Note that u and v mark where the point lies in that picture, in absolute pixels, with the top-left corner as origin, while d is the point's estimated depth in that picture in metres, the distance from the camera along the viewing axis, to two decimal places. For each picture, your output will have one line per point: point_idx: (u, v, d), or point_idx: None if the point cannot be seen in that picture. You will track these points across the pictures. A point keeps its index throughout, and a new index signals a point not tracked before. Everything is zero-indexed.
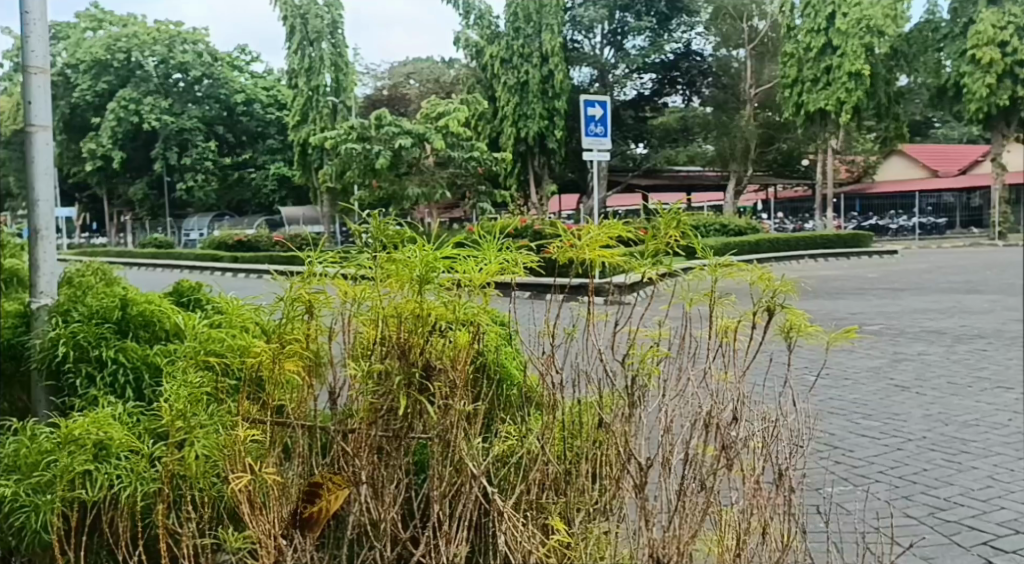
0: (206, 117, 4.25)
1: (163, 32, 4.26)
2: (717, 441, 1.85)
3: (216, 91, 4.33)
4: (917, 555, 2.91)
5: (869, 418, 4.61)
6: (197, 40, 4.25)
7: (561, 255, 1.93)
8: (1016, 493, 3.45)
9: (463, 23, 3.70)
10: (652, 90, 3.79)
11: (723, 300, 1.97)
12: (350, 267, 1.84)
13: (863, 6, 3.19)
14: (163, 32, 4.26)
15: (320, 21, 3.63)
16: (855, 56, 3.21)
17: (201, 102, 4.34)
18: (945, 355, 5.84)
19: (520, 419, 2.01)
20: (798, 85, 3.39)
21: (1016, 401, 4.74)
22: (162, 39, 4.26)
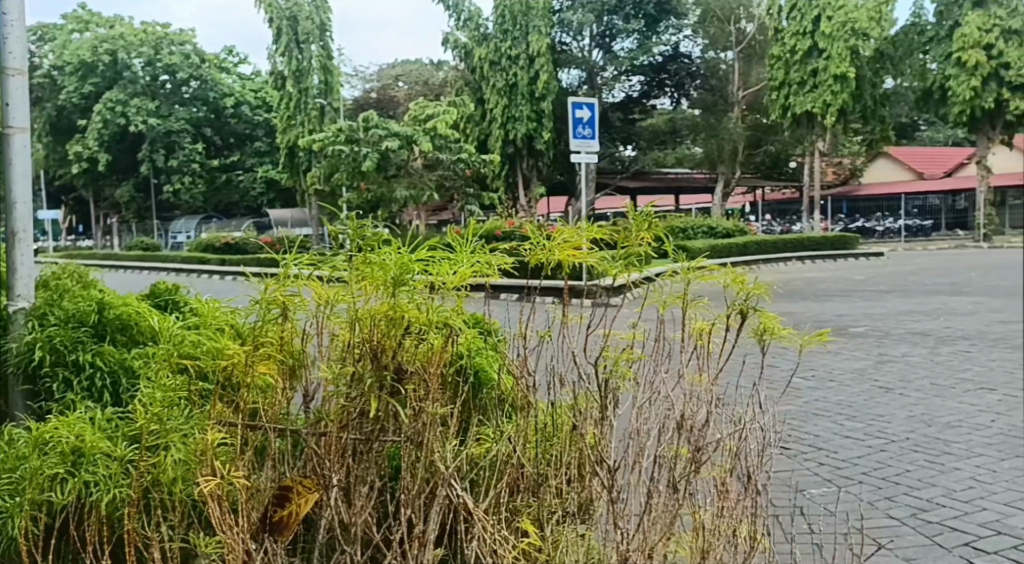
0: (192, 118, 4.78)
1: (149, 33, 4.68)
2: (691, 443, 1.84)
3: (203, 92, 4.85)
4: (899, 555, 2.92)
5: (853, 419, 4.63)
6: (185, 40, 4.75)
7: (534, 257, 1.93)
8: (998, 493, 3.47)
9: (455, 25, 4.69)
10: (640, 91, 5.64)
11: (697, 302, 1.98)
12: (324, 269, 1.84)
13: (850, 13, 6.30)
14: (149, 33, 4.68)
15: (311, 22, 3.99)
16: (838, 60, 6.60)
17: (188, 102, 4.83)
18: (929, 356, 5.89)
19: (495, 421, 2.02)
20: (794, 86, 6.84)
21: (999, 402, 4.78)
22: (148, 40, 4.69)
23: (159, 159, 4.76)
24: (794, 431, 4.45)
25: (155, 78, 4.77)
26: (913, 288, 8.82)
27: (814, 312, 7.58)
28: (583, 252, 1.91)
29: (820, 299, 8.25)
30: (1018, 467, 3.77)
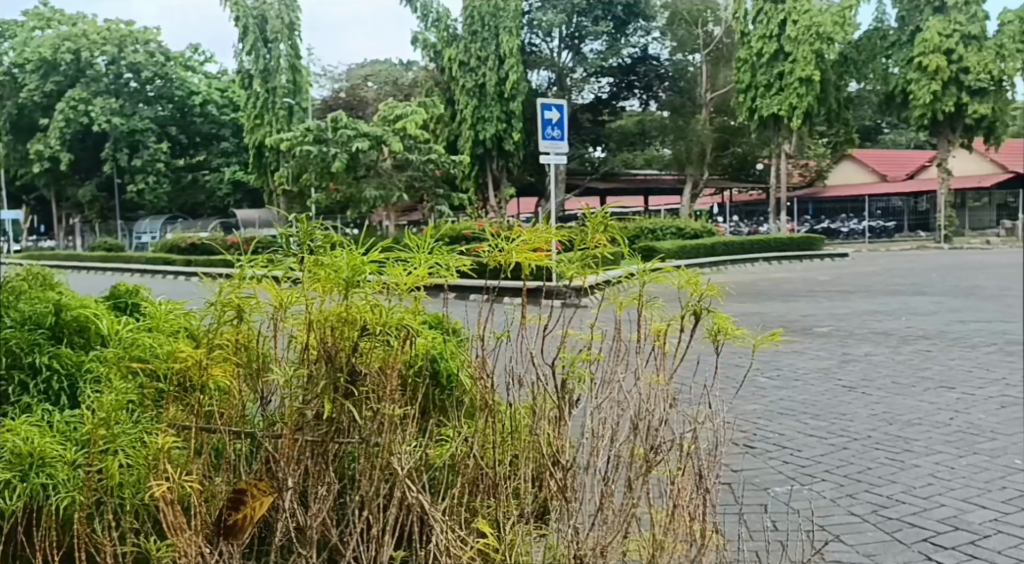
0: (157, 116, 4.92)
1: (113, 32, 4.67)
2: (647, 443, 1.86)
3: (170, 91, 5.08)
4: (861, 551, 2.98)
5: (816, 418, 4.70)
6: (149, 41, 4.85)
7: (492, 259, 1.92)
8: (956, 489, 3.54)
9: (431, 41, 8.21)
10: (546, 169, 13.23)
11: (652, 303, 2.01)
12: (279, 270, 1.83)
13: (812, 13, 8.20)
14: (113, 32, 4.67)
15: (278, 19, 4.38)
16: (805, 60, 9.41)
17: (155, 99, 5.02)
18: (891, 355, 5.99)
19: (455, 422, 2.03)
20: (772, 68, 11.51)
21: (958, 400, 4.88)
22: (113, 38, 4.67)
23: (124, 158, 5.01)
24: (759, 431, 4.50)
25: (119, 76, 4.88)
26: (877, 288, 8.98)
27: (781, 312, 7.71)
28: (537, 253, 1.92)
29: (787, 300, 8.39)
30: (975, 464, 3.84)
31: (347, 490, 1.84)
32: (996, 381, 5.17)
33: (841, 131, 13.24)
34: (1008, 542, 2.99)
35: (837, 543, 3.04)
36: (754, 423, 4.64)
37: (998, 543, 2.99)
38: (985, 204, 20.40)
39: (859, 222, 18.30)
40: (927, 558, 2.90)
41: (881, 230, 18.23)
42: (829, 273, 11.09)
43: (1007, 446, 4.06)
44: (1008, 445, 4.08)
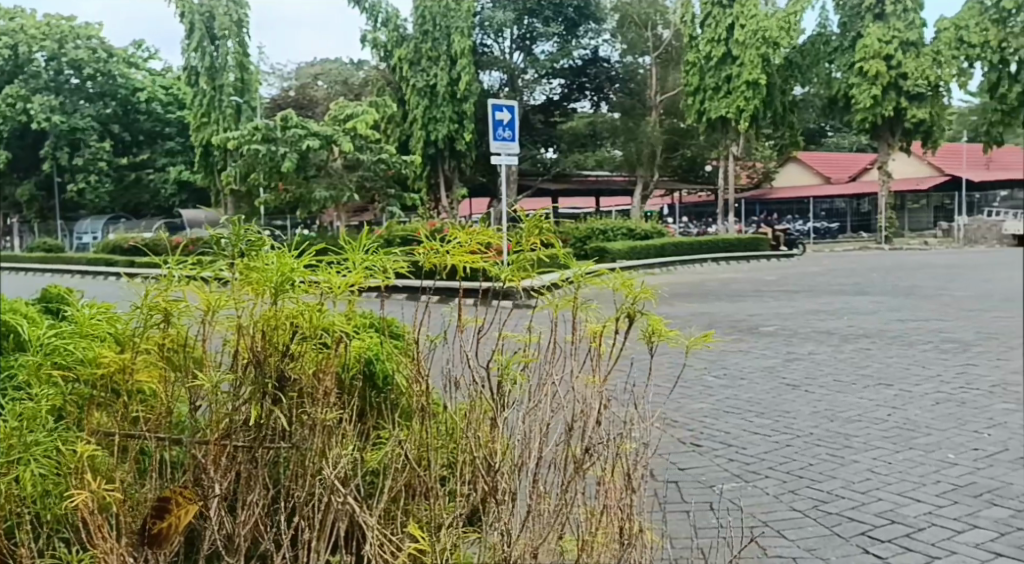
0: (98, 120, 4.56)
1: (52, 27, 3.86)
2: (583, 444, 1.88)
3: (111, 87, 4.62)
4: (802, 546, 3.05)
5: (761, 416, 4.78)
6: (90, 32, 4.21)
7: (428, 261, 1.94)
8: (892, 484, 3.64)
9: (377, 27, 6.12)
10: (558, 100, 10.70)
11: (587, 306, 2.03)
12: (208, 273, 1.79)
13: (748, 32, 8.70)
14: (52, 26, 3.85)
15: None
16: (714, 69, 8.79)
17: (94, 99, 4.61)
18: (833, 353, 6.12)
19: (390, 423, 2.03)
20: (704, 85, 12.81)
21: (895, 396, 5.01)
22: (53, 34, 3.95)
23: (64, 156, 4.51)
24: (705, 429, 4.56)
25: (58, 72, 4.30)
26: (820, 288, 9.18)
27: (728, 312, 7.84)
28: (473, 257, 1.94)
29: (735, 300, 8.54)
30: (911, 458, 3.95)
31: (279, 494, 1.82)
32: (932, 378, 5.32)
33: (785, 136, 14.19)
34: (941, 535, 3.08)
35: (778, 538, 3.10)
36: (701, 422, 4.71)
37: (932, 536, 3.08)
38: (923, 206, 21.25)
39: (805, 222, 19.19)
40: (865, 552, 2.97)
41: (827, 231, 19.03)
42: (773, 273, 11.40)
43: (941, 441, 4.18)
44: (943, 440, 4.20)
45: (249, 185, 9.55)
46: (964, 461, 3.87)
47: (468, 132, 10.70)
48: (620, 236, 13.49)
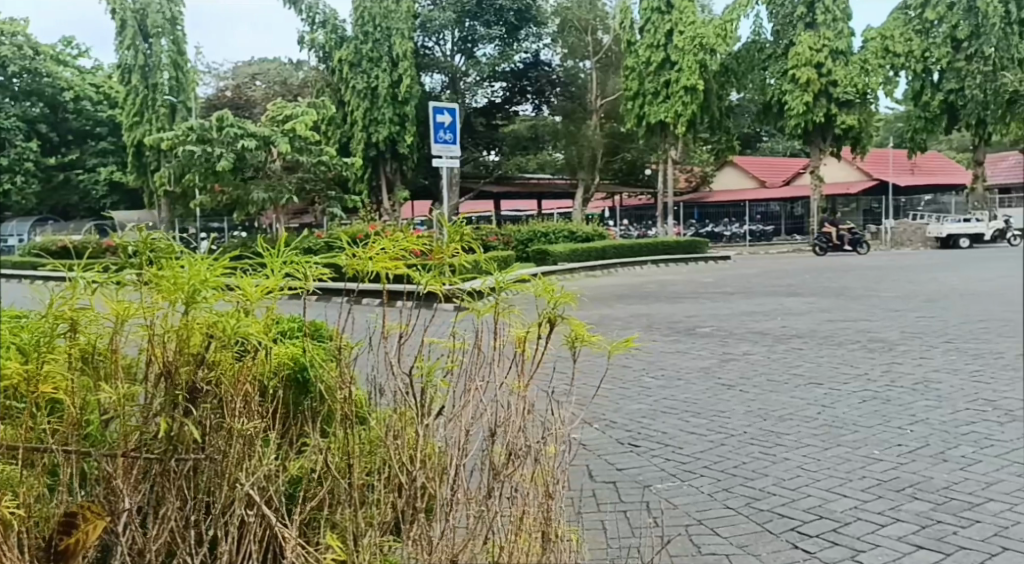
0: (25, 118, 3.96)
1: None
2: (506, 447, 1.91)
3: None
4: (734, 543, 3.12)
5: (697, 416, 4.86)
6: (17, 33, 3.39)
7: (351, 266, 2.01)
8: (821, 480, 3.74)
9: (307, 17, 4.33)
10: (508, 80, 4.73)
11: (509, 311, 2.09)
12: (119, 282, 1.80)
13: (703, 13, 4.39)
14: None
15: None
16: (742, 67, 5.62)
17: None
18: (766, 354, 6.27)
19: (314, 430, 2.04)
20: None
21: (824, 395, 5.15)
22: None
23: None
24: (642, 430, 4.62)
25: None
26: (754, 289, 9.42)
27: (666, 313, 7.99)
28: (394, 262, 2.02)
29: (674, 302, 8.69)
30: (838, 455, 4.07)
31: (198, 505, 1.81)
32: (859, 377, 5.49)
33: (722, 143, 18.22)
34: (866, 528, 3.18)
35: (711, 536, 3.16)
36: (639, 423, 4.76)
37: (858, 530, 3.17)
38: (853, 210, 22.86)
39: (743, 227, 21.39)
40: (794, 547, 3.05)
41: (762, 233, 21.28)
42: (711, 274, 11.71)
43: (866, 437, 4.31)
44: (868, 437, 4.33)
45: None
46: (888, 457, 4.00)
47: None
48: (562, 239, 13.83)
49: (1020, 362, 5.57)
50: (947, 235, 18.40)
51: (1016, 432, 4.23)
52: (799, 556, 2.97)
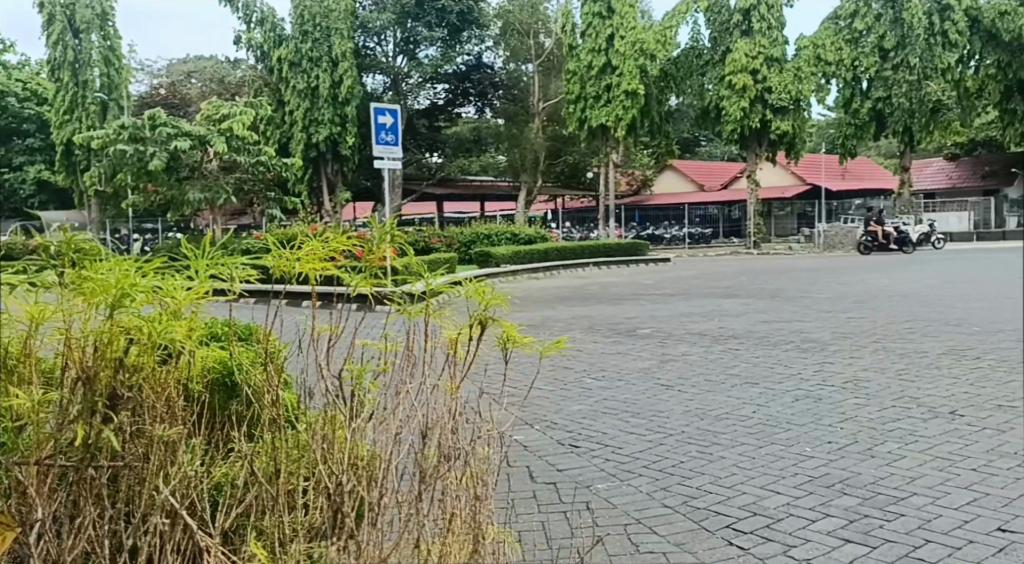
0: None
1: None
2: (438, 448, 1.92)
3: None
4: (671, 540, 3.16)
5: (636, 416, 4.93)
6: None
7: (277, 266, 1.98)
8: (755, 478, 3.82)
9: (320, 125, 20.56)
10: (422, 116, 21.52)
11: (441, 313, 2.09)
12: (32, 283, 1.68)
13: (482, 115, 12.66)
14: None
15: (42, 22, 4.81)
16: None
17: None
18: (704, 354, 6.38)
19: (240, 432, 2.01)
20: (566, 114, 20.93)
21: (759, 394, 5.26)
22: None
23: None
24: (582, 430, 4.66)
25: None
26: (693, 291, 9.60)
27: (607, 315, 8.08)
28: (324, 261, 2.00)
29: (615, 303, 8.79)
30: (771, 453, 4.16)
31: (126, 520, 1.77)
32: (792, 376, 5.63)
33: (660, 142, 22.43)
34: (797, 524, 3.26)
35: (650, 534, 3.20)
36: (580, 423, 4.81)
37: (790, 526, 3.25)
38: (787, 214, 23.72)
39: (680, 230, 22.43)
40: (728, 544, 3.11)
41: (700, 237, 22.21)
42: (651, 276, 11.91)
43: (799, 436, 4.42)
44: (801, 435, 4.44)
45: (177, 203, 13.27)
46: (819, 454, 4.11)
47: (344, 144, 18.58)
48: (505, 242, 14.07)
49: (944, 361, 5.78)
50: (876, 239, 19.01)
51: (939, 428, 4.39)
52: (734, 552, 3.03)
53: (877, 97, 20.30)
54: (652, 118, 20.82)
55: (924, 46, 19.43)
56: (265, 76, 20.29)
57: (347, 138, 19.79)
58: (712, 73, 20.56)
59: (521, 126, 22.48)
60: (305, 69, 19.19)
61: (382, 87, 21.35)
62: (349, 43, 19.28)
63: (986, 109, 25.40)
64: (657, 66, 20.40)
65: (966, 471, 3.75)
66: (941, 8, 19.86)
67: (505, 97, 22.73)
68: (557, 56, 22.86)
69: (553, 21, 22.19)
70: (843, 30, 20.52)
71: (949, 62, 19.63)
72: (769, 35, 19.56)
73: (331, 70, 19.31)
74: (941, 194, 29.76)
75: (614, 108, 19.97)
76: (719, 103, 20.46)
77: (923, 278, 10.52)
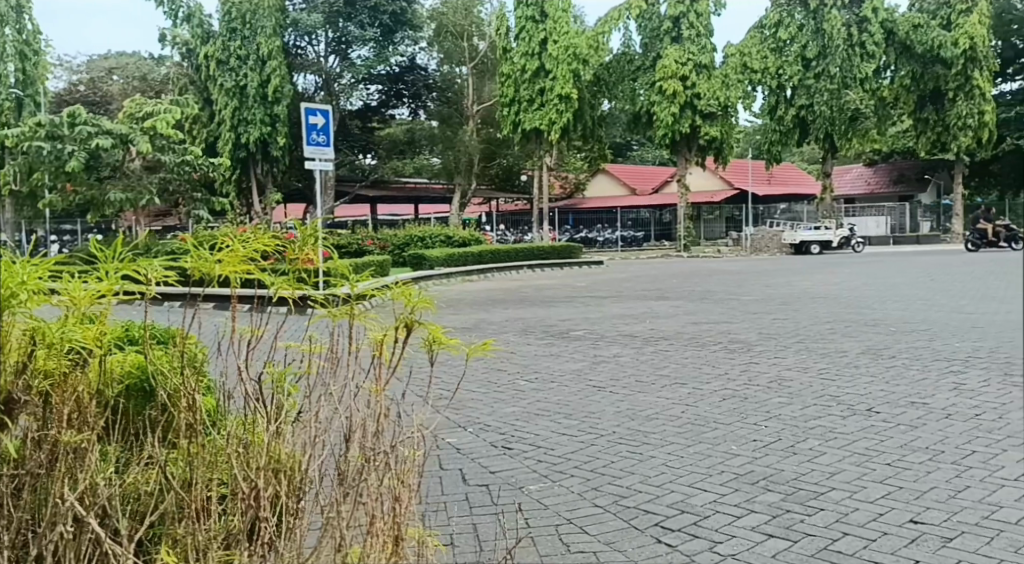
0: None
1: None
2: (364, 450, 1.89)
3: None
4: (602, 540, 3.19)
5: (568, 417, 4.96)
6: None
7: (195, 267, 1.89)
8: (683, 476, 3.89)
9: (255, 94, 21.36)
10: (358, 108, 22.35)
11: (366, 316, 2.06)
12: None
13: None
14: None
15: None
16: None
17: None
18: (635, 355, 6.49)
19: (155, 436, 1.97)
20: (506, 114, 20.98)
21: (688, 394, 5.36)
22: None
23: None
24: (515, 432, 4.67)
25: None
26: (625, 293, 9.74)
27: (540, 317, 8.14)
28: (245, 262, 1.93)
29: (548, 305, 8.87)
30: (699, 452, 4.24)
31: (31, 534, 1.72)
32: (720, 376, 5.76)
33: (596, 146, 23.17)
34: (723, 521, 3.33)
35: (580, 534, 3.23)
36: (513, 425, 4.82)
37: (716, 522, 3.32)
38: (717, 217, 23.77)
39: (613, 233, 22.74)
40: (658, 541, 3.15)
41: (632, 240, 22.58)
42: (585, 278, 12.05)
43: (726, 434, 4.52)
44: (727, 433, 4.54)
45: (93, 200, 12.89)
46: (744, 452, 4.20)
47: (280, 136, 19.39)
48: (439, 244, 14.07)
49: (862, 360, 5.99)
50: (801, 242, 19.68)
51: (857, 424, 4.55)
52: (662, 549, 3.07)
53: (799, 104, 20.98)
54: (584, 123, 21.23)
55: (843, 57, 20.24)
56: (191, 74, 19.76)
57: (278, 138, 19.43)
58: (644, 78, 20.85)
59: (455, 128, 22.52)
60: (235, 68, 18.84)
61: (314, 87, 21.15)
62: (276, 41, 18.79)
63: (901, 119, 26.60)
64: (590, 71, 20.71)
65: (882, 465, 3.90)
66: (859, 20, 20.72)
67: (439, 99, 22.61)
68: (492, 60, 23.01)
69: (486, 24, 22.58)
70: (768, 39, 21.23)
71: (866, 72, 20.44)
72: (698, 42, 20.02)
73: (259, 68, 18.90)
74: (859, 200, 30.87)
75: (548, 111, 20.15)
76: (650, 109, 20.76)
77: (844, 281, 10.88)
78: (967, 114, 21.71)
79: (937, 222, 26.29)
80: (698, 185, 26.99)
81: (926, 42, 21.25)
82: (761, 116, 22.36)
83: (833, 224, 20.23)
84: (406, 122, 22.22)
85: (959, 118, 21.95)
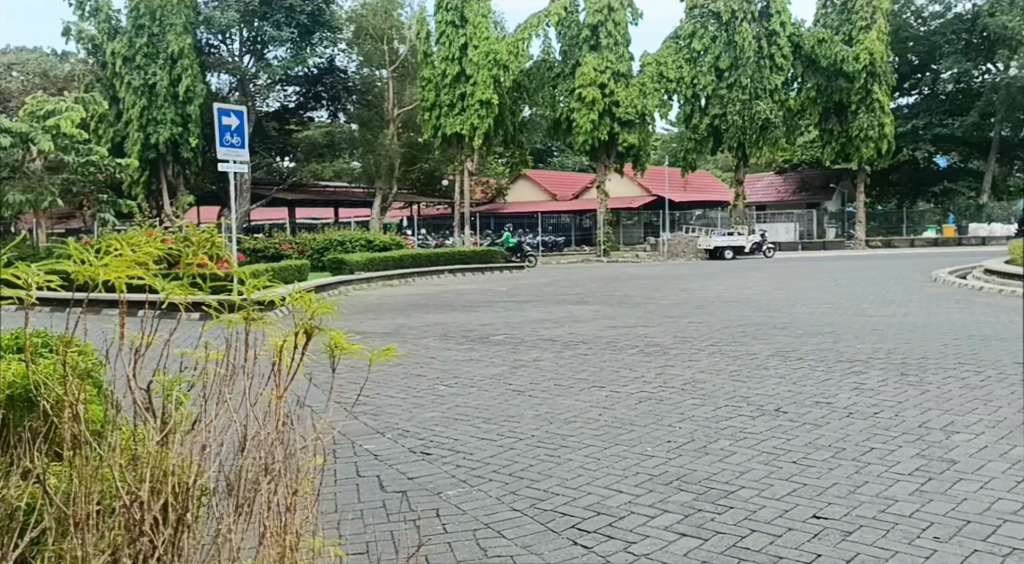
0: None
1: None
2: (258, 458, 1.83)
3: None
4: (518, 543, 3.19)
5: (487, 421, 4.95)
6: None
7: (79, 272, 1.79)
8: (599, 478, 3.92)
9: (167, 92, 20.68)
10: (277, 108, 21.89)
11: (267, 321, 2.00)
12: None
13: None
14: None
15: None
16: None
17: None
18: (555, 359, 6.53)
19: (38, 445, 1.87)
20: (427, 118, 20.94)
21: (605, 397, 5.43)
22: None
23: None
24: (433, 437, 4.63)
25: None
26: (546, 298, 9.80)
27: (461, 321, 8.11)
28: (136, 267, 1.84)
29: (470, 310, 8.85)
30: (615, 453, 4.30)
31: None
32: (637, 379, 5.86)
33: (515, 151, 23.37)
34: (637, 521, 3.37)
35: (497, 538, 3.22)
36: (432, 430, 4.78)
37: (630, 522, 3.36)
38: (635, 222, 24.61)
39: (534, 238, 22.81)
40: (574, 543, 3.17)
41: (552, 244, 22.72)
42: (506, 283, 12.06)
43: (641, 436, 4.59)
44: (642, 435, 4.61)
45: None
46: (658, 453, 4.28)
47: (193, 137, 18.77)
48: (359, 249, 13.86)
49: (772, 361, 6.19)
50: (715, 248, 20.29)
51: (765, 424, 4.69)
52: (578, 551, 3.09)
53: (713, 113, 21.54)
54: (505, 129, 21.36)
55: (753, 69, 21.04)
56: (98, 71, 19.12)
57: (190, 139, 18.84)
58: (563, 85, 21.20)
59: (376, 131, 22.25)
60: (146, 67, 18.21)
61: (228, 87, 20.66)
62: (186, 39, 18.13)
63: (809, 130, 27.74)
64: (510, 77, 20.63)
65: (788, 463, 4.02)
66: (767, 34, 21.63)
67: (359, 102, 22.41)
68: (413, 64, 23.07)
69: (406, 28, 22.70)
70: (683, 49, 21.69)
71: (775, 83, 21.31)
72: (615, 51, 20.38)
73: (169, 67, 18.29)
74: (770, 207, 31.95)
75: (469, 116, 20.16)
76: (570, 115, 21.06)
77: (756, 285, 11.24)
78: (868, 126, 22.79)
79: (842, 229, 27.03)
80: (616, 191, 27.58)
81: (829, 57, 22.30)
82: (677, 124, 22.90)
83: (745, 230, 20.92)
84: (325, 125, 21.87)
85: (860, 130, 22.91)
